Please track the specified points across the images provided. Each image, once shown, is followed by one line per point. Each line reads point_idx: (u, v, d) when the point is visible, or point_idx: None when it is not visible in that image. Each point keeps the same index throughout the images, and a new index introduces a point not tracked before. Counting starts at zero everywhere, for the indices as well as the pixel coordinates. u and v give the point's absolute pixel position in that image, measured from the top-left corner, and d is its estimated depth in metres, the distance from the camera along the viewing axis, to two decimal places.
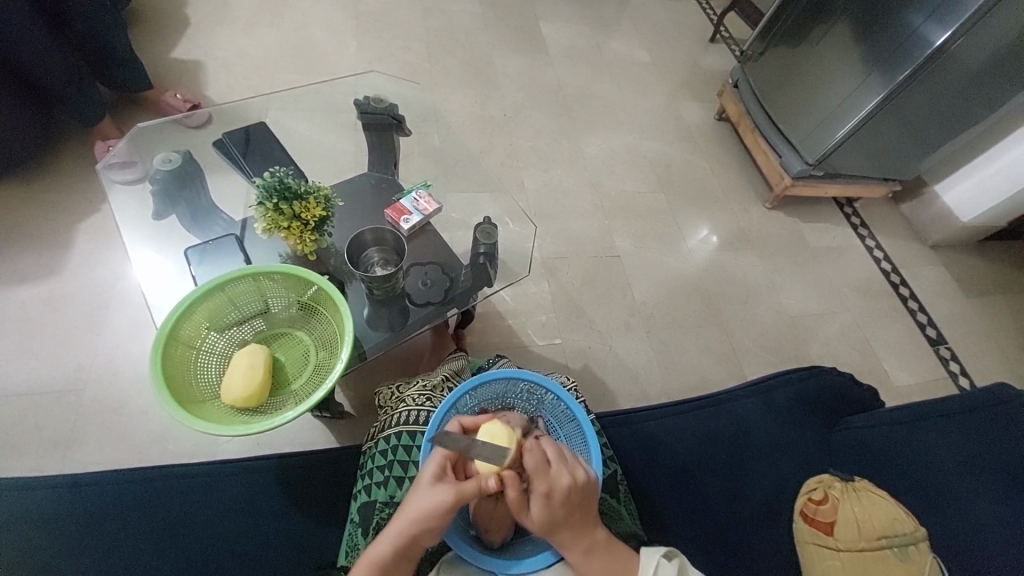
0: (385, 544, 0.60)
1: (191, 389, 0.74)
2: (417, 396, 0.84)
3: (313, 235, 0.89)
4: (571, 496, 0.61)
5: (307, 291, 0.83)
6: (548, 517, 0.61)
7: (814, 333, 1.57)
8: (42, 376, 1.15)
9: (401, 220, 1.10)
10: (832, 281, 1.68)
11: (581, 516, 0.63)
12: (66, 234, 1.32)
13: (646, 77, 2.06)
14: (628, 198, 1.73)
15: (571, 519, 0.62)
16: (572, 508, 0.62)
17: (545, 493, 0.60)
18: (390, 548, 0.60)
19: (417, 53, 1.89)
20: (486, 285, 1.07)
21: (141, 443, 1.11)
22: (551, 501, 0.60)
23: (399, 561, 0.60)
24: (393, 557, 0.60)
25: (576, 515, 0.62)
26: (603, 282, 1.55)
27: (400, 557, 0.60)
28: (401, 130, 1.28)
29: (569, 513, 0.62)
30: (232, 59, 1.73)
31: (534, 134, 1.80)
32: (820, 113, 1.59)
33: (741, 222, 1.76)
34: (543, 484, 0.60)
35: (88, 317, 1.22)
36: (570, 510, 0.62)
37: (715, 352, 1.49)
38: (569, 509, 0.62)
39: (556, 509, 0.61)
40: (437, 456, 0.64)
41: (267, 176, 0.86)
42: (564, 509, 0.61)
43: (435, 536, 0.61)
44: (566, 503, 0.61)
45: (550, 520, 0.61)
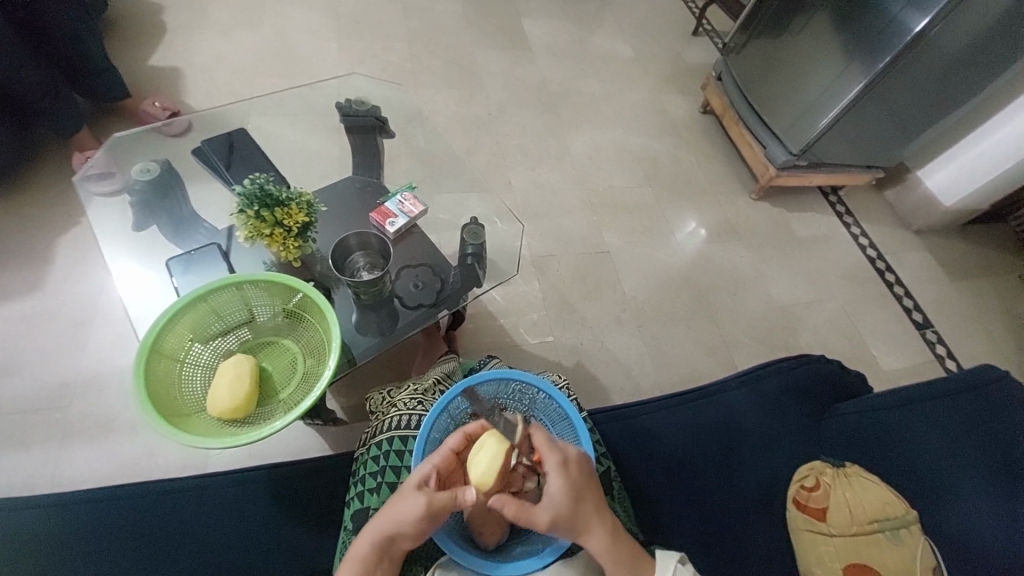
0: (366, 540, 0.61)
1: (176, 402, 0.72)
2: (409, 400, 0.84)
3: (296, 242, 0.88)
4: (581, 467, 0.64)
5: (293, 298, 0.82)
6: (571, 492, 0.61)
7: (803, 321, 1.58)
8: (25, 394, 1.12)
9: (386, 223, 1.09)
10: (819, 269, 1.70)
11: (595, 492, 0.64)
12: (46, 248, 1.29)
13: (630, 72, 2.06)
14: (615, 194, 1.73)
15: (588, 494, 0.63)
16: (585, 481, 0.63)
17: (559, 463, 0.62)
18: (371, 544, 0.61)
19: (400, 53, 1.87)
20: (475, 285, 1.07)
21: (130, 458, 1.09)
22: (569, 470, 0.62)
23: (379, 558, 0.62)
24: (374, 555, 0.61)
25: (590, 489, 0.64)
26: (593, 278, 1.55)
27: (380, 554, 0.61)
28: (386, 133, 1.27)
29: (585, 486, 0.63)
30: (211, 65, 1.70)
31: (520, 133, 1.79)
32: (803, 103, 1.60)
33: (728, 214, 1.77)
34: (556, 455, 0.63)
35: (71, 331, 1.20)
36: (585, 482, 0.63)
37: (706, 344, 1.50)
38: (584, 482, 0.63)
39: (574, 481, 0.62)
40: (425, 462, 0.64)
41: (247, 184, 0.85)
42: (579, 480, 0.63)
43: (415, 538, 0.61)
44: (580, 473, 0.63)
45: (572, 495, 0.61)
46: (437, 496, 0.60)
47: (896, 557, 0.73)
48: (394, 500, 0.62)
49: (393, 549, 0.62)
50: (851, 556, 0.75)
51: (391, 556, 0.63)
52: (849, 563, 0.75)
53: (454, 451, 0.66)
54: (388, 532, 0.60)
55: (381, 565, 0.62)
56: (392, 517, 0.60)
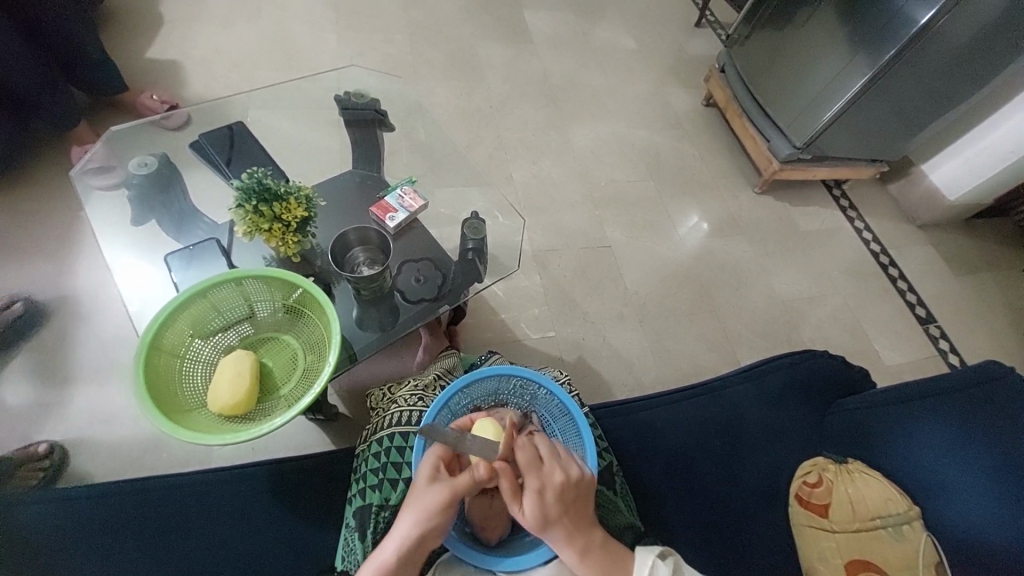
0: (392, 545, 0.60)
1: (177, 399, 0.72)
2: (409, 396, 0.83)
3: (295, 237, 0.87)
4: (563, 495, 0.60)
5: (293, 293, 0.81)
6: (543, 515, 0.59)
7: (806, 317, 1.58)
8: (28, 389, 1.12)
9: (386, 217, 1.09)
10: (822, 263, 1.69)
11: (577, 515, 0.61)
12: (46, 243, 1.28)
13: (633, 65, 2.04)
14: (617, 188, 1.72)
15: (565, 518, 0.60)
16: (564, 507, 0.60)
17: (536, 489, 0.59)
18: (397, 548, 0.59)
19: (400, 46, 1.85)
20: (476, 280, 1.06)
21: (132, 453, 1.09)
22: (544, 497, 0.59)
23: (407, 562, 0.60)
24: (400, 560, 0.60)
25: (570, 513, 0.61)
26: (595, 273, 1.54)
27: (409, 559, 0.60)
28: (386, 126, 1.28)
29: (563, 512, 0.60)
30: (210, 58, 1.68)
31: (521, 126, 1.78)
32: (807, 96, 1.58)
33: (732, 208, 1.76)
34: (535, 481, 0.59)
35: (72, 327, 1.20)
36: (562, 508, 0.60)
37: (708, 339, 1.49)
38: (563, 508, 0.60)
39: (548, 507, 0.59)
40: (436, 451, 0.64)
41: (246, 178, 0.84)
42: (558, 506, 0.60)
43: (439, 535, 0.61)
44: (558, 501, 0.59)
45: (541, 519, 0.59)
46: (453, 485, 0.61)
47: (897, 552, 0.74)
48: (411, 498, 0.62)
49: (420, 550, 0.61)
50: (854, 553, 0.77)
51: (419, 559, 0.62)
52: (852, 559, 0.76)
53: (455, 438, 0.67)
54: (414, 535, 0.59)
55: (409, 568, 0.61)
56: (416, 519, 0.60)
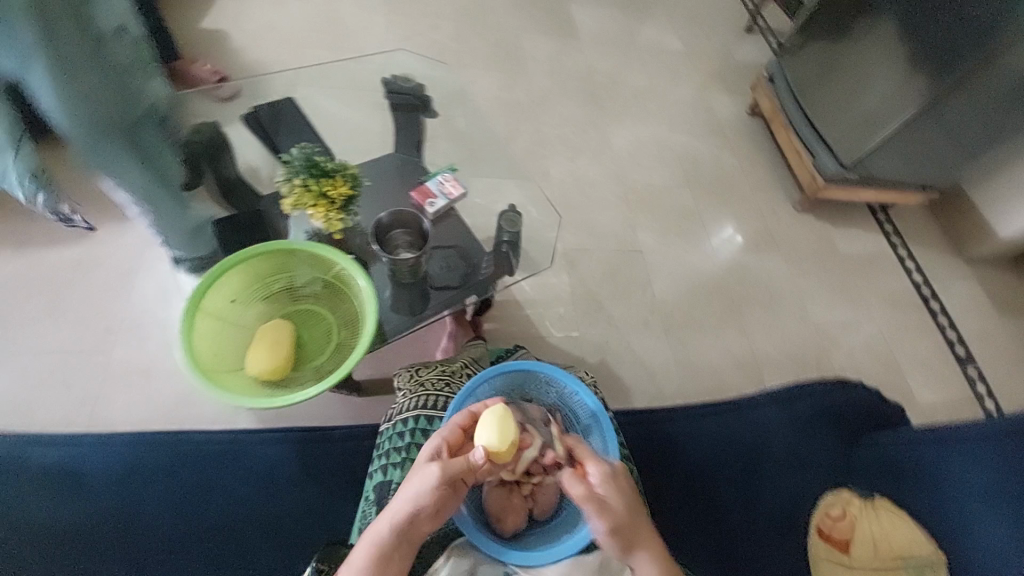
0: (386, 522, 0.61)
1: (218, 361, 0.75)
2: (436, 380, 0.83)
3: (339, 214, 0.88)
4: (631, 486, 0.65)
5: (332, 269, 0.82)
6: (619, 505, 0.61)
7: (837, 343, 1.53)
8: (75, 336, 1.18)
9: (425, 203, 1.10)
10: (859, 289, 1.64)
11: (642, 517, 0.63)
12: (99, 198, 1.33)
13: (679, 69, 1.99)
14: (653, 193, 1.69)
15: (635, 514, 0.62)
16: (635, 500, 0.63)
17: (611, 474, 0.64)
18: (390, 525, 0.61)
19: (446, 33, 1.86)
20: (507, 273, 1.06)
21: (165, 408, 1.14)
22: (618, 484, 0.63)
23: (399, 542, 0.61)
24: (394, 536, 0.61)
25: (638, 511, 0.63)
26: (622, 277, 1.52)
27: (399, 539, 0.61)
28: (428, 112, 1.27)
29: (633, 507, 0.63)
30: (262, 32, 1.72)
31: (561, 122, 1.76)
32: (858, 115, 1.53)
33: (770, 223, 1.71)
34: (608, 468, 0.64)
35: (117, 282, 1.24)
36: (632, 502, 0.63)
37: (733, 356, 1.47)
38: (632, 502, 0.63)
39: (624, 495, 0.63)
40: (438, 436, 0.67)
41: (294, 152, 0.86)
42: (629, 498, 0.63)
43: (433, 515, 0.62)
44: (630, 491, 0.64)
45: (622, 509, 0.61)
46: (448, 462, 0.62)
47: None
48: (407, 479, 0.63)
49: (413, 532, 0.62)
50: None
51: (410, 542, 0.62)
52: None
53: (461, 425, 0.69)
54: (405, 512, 0.61)
55: (397, 551, 0.61)
56: (406, 493, 0.61)
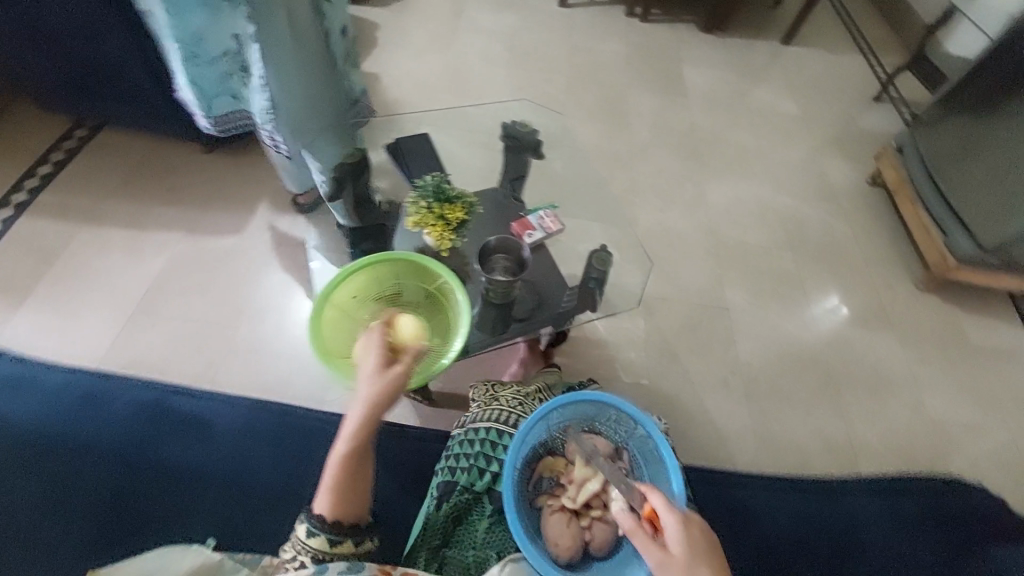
0: (345, 442, 0.66)
1: (335, 345, 0.87)
2: (511, 398, 0.86)
3: (451, 235, 0.99)
4: (705, 535, 0.63)
5: (437, 282, 0.92)
6: (686, 552, 0.60)
7: (959, 446, 1.34)
8: (213, 310, 1.39)
9: (525, 234, 1.16)
10: (991, 388, 1.43)
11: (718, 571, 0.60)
12: (248, 199, 1.57)
13: (790, 131, 1.94)
14: (749, 252, 1.64)
15: (709, 566, 0.59)
16: (709, 551, 0.61)
17: (683, 521, 0.63)
18: (349, 443, 0.66)
19: (557, 86, 2.00)
20: (589, 309, 1.12)
21: (272, 384, 1.30)
22: (691, 531, 0.62)
23: (363, 459, 0.67)
24: (356, 450, 0.66)
25: (711, 562, 0.61)
26: (706, 333, 1.47)
27: (360, 452, 0.66)
28: (537, 154, 1.31)
29: (705, 557, 0.60)
30: (398, 77, 1.98)
31: (658, 174, 1.79)
32: (1003, 193, 1.37)
33: (883, 299, 1.57)
34: (680, 513, 0.63)
35: (253, 270, 1.45)
36: (708, 553, 0.61)
37: (824, 436, 1.34)
38: (704, 552, 0.61)
39: (696, 543, 0.61)
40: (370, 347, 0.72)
41: (427, 179, 0.99)
42: (703, 546, 0.61)
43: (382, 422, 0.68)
44: (704, 539, 0.62)
45: (688, 553, 0.60)
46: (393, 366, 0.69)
47: None
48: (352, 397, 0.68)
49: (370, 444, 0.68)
50: None
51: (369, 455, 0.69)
52: None
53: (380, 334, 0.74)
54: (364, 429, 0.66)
55: (361, 465, 0.67)
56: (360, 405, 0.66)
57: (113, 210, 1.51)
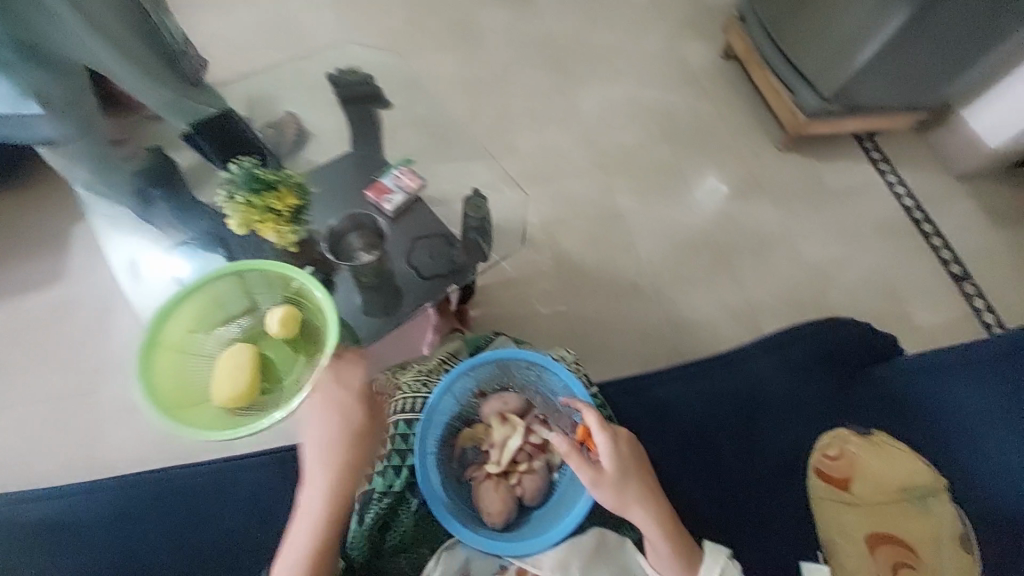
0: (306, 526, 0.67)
1: (187, 393, 0.74)
2: (413, 382, 0.81)
3: (289, 227, 0.88)
4: (632, 444, 0.68)
5: (289, 284, 0.79)
6: (619, 466, 0.65)
7: (833, 282, 1.51)
8: (59, 381, 1.17)
9: (383, 201, 1.04)
10: (851, 223, 1.60)
11: (643, 472, 0.67)
12: (60, 237, 1.29)
13: (643, 18, 1.91)
14: (629, 153, 1.64)
15: (635, 472, 0.66)
16: (634, 458, 0.67)
17: (612, 439, 0.67)
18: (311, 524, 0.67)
19: (397, 17, 1.78)
20: (480, 259, 1.04)
21: (164, 439, 1.14)
22: (620, 445, 0.67)
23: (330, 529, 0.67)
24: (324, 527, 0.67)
25: (638, 467, 0.67)
26: (607, 244, 1.49)
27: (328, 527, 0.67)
28: (381, 102, 1.21)
29: (633, 465, 0.67)
30: (206, 43, 1.65)
31: (526, 93, 1.70)
32: (836, 41, 1.45)
33: (753, 168, 1.67)
34: (608, 431, 0.67)
35: (94, 321, 1.22)
36: (632, 461, 0.67)
37: (726, 308, 1.45)
38: (632, 460, 0.67)
39: (624, 456, 0.66)
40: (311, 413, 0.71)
41: (235, 169, 0.86)
42: (630, 456, 0.67)
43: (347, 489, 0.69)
44: (631, 449, 0.67)
45: (620, 467, 0.65)
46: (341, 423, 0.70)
47: (919, 522, 0.81)
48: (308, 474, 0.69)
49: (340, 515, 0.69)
50: (873, 525, 0.81)
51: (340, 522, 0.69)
52: (871, 531, 0.81)
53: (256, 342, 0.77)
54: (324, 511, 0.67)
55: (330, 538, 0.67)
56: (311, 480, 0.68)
57: None
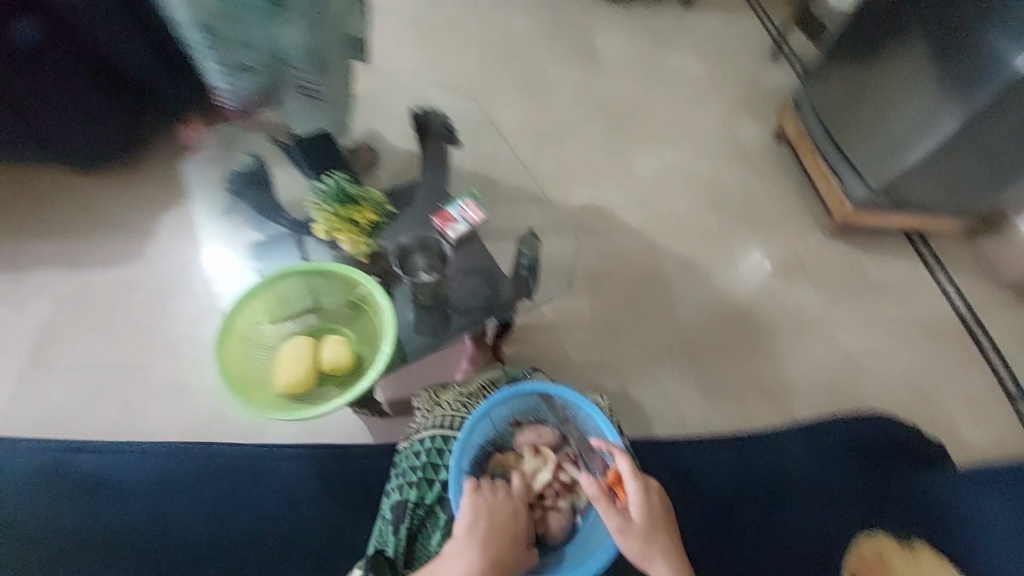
0: None
1: (247, 377, 0.79)
2: (454, 401, 0.83)
3: (364, 236, 1.04)
4: (661, 498, 0.69)
5: (355, 291, 0.86)
6: (647, 517, 0.66)
7: (873, 377, 1.47)
8: (115, 351, 1.24)
9: (447, 228, 1.07)
10: (896, 319, 1.58)
11: (669, 529, 0.67)
12: (142, 222, 1.39)
13: (704, 95, 2.01)
14: (676, 218, 1.69)
15: (662, 527, 0.66)
16: (662, 513, 0.67)
17: (644, 490, 0.68)
18: None
19: (475, 67, 1.93)
20: (526, 296, 1.07)
21: (198, 423, 1.18)
22: (650, 498, 0.68)
23: None
24: None
25: (665, 523, 0.67)
26: (645, 302, 1.51)
27: None
28: (454, 142, 1.24)
29: (661, 519, 0.67)
30: None
31: (584, 149, 1.80)
32: (887, 137, 1.50)
33: (799, 249, 1.68)
34: (640, 482, 0.68)
35: (159, 300, 1.30)
36: (660, 514, 0.67)
37: (759, 384, 1.43)
38: (660, 514, 0.67)
39: (653, 508, 0.67)
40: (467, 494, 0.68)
41: (330, 182, 1.03)
42: (659, 509, 0.67)
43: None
44: (660, 502, 0.68)
45: (648, 519, 0.66)
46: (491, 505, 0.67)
47: None
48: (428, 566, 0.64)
49: None
50: None
51: None
52: None
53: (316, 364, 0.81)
54: None
55: None
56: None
57: None
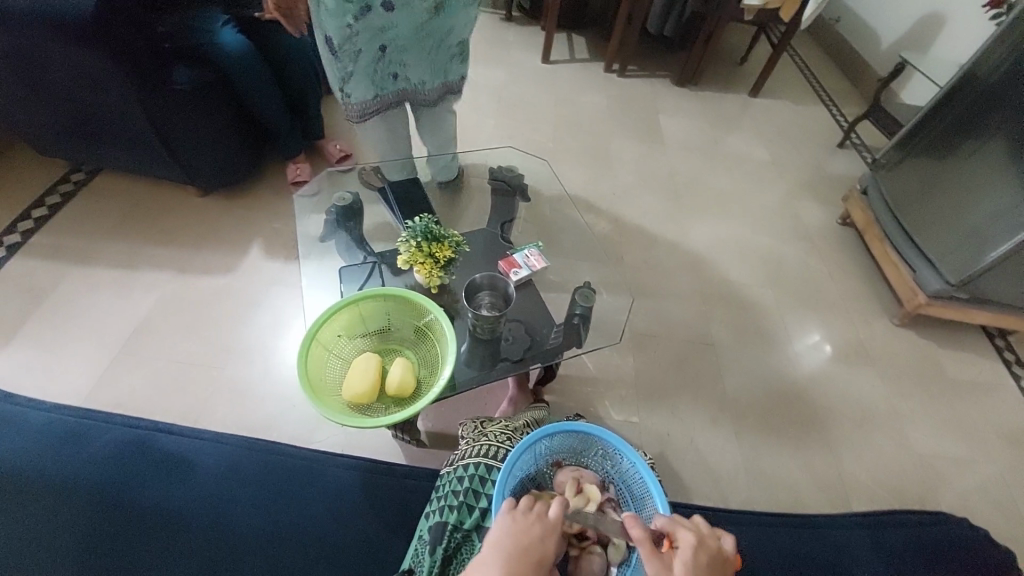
0: None
1: (322, 382, 0.87)
2: (500, 433, 0.88)
3: (439, 271, 1.07)
4: (713, 558, 0.61)
5: (424, 317, 0.95)
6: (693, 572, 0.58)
7: (948, 482, 1.34)
8: (196, 348, 1.38)
9: (511, 271, 1.19)
10: (973, 421, 1.46)
11: None
12: (244, 241, 1.61)
13: (764, 175, 2.06)
14: (730, 289, 1.69)
15: None
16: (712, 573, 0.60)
17: (693, 542, 0.61)
18: None
19: (544, 134, 2.11)
20: (575, 345, 1.12)
21: (256, 426, 1.26)
22: (699, 554, 0.60)
23: None
24: None
25: None
26: (692, 369, 1.50)
27: None
28: (523, 196, 1.40)
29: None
30: None
31: (641, 215, 1.87)
32: (965, 227, 1.45)
33: (861, 334, 1.62)
34: (690, 533, 0.62)
35: (242, 310, 1.46)
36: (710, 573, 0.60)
37: (812, 472, 1.34)
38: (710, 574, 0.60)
39: (702, 564, 0.59)
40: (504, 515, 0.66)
41: (417, 221, 1.09)
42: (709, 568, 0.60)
43: None
44: (710, 562, 0.60)
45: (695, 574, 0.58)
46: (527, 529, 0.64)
47: None
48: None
49: None
50: None
51: None
52: None
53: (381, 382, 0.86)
54: None
55: None
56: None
57: (103, 251, 1.53)
